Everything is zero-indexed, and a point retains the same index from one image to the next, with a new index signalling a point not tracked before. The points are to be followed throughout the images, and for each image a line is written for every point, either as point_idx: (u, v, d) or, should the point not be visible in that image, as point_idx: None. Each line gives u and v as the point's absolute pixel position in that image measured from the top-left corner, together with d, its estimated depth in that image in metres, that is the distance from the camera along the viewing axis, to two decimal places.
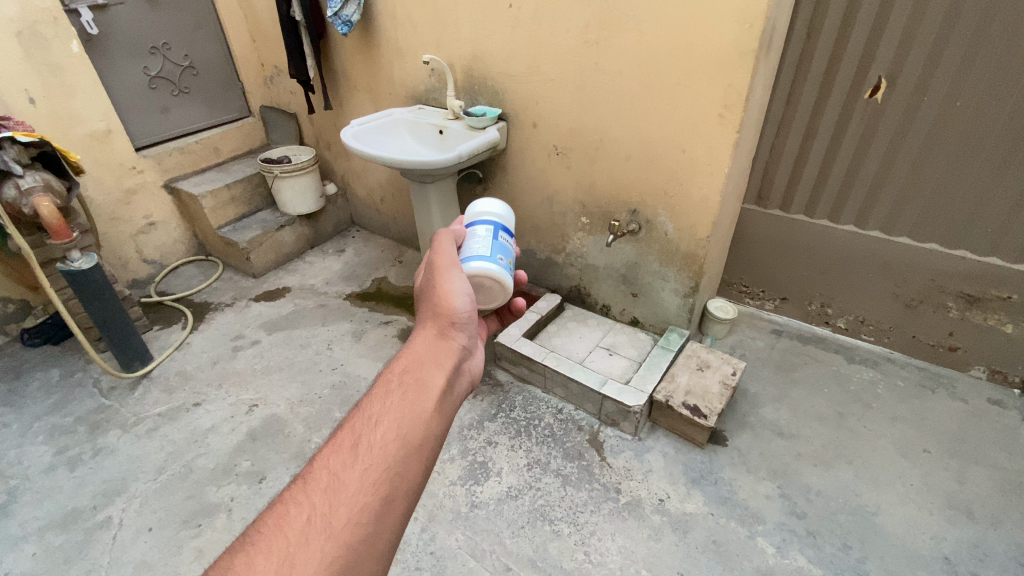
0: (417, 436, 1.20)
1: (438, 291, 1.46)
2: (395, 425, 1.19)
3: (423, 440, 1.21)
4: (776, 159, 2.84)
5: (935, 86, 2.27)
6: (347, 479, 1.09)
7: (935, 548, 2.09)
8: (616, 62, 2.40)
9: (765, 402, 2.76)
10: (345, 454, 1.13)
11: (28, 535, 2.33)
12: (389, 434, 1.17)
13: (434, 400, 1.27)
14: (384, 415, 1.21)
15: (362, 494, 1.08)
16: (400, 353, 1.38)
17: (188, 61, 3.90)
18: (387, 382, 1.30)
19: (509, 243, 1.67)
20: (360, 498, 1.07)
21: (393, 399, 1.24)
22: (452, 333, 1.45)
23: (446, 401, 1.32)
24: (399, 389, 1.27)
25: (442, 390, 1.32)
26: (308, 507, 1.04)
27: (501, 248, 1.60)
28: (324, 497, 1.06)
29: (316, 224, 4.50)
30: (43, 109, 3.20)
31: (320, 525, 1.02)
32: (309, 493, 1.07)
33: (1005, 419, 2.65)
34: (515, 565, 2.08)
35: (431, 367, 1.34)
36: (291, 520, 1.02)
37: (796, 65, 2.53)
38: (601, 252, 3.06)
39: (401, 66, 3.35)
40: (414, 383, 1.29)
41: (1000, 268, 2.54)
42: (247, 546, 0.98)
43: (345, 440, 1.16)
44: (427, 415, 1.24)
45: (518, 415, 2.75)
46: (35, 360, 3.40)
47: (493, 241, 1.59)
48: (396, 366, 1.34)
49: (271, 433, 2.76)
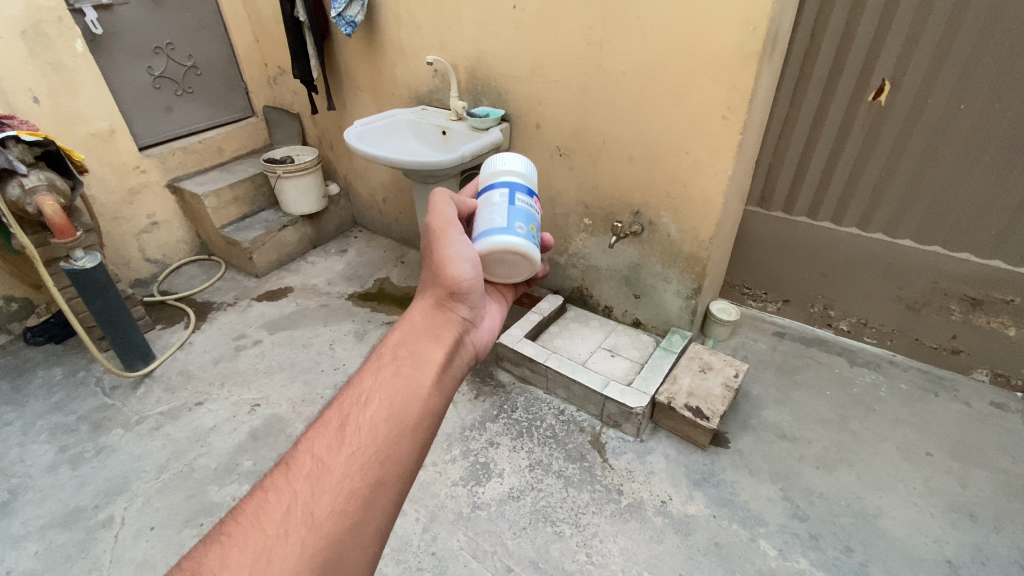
0: (408, 414, 1.21)
1: (433, 264, 1.43)
2: (385, 404, 1.20)
3: (415, 418, 1.21)
4: (779, 161, 2.84)
5: (940, 88, 2.27)
6: (331, 464, 1.10)
7: (938, 552, 2.09)
8: (619, 63, 2.40)
9: (767, 404, 2.76)
10: (331, 437, 1.14)
11: (31, 534, 2.33)
12: (378, 414, 1.18)
13: (426, 377, 1.28)
14: (371, 397, 1.21)
15: (347, 481, 1.08)
16: (395, 328, 1.39)
17: (192, 61, 3.91)
18: (375, 362, 1.30)
19: (530, 205, 1.54)
20: (344, 485, 1.07)
21: (384, 377, 1.25)
22: (449, 305, 1.45)
23: (440, 375, 1.32)
24: (387, 369, 1.27)
25: (434, 367, 1.31)
26: (290, 495, 1.05)
27: (523, 215, 1.48)
28: (306, 485, 1.06)
29: (319, 224, 4.50)
30: (47, 109, 3.21)
31: (300, 515, 1.02)
32: (290, 481, 1.08)
33: (1008, 422, 2.65)
34: (516, 567, 2.08)
35: (425, 342, 1.36)
36: (271, 510, 1.03)
37: (800, 67, 2.53)
38: (604, 253, 3.06)
39: (404, 67, 3.35)
40: (404, 362, 1.29)
41: (1004, 271, 2.53)
42: (224, 538, 0.99)
43: (332, 421, 1.17)
44: (416, 395, 1.24)
45: (520, 416, 2.75)
46: (37, 358, 3.41)
47: (510, 208, 1.47)
48: (386, 346, 1.35)
49: (273, 433, 2.77)
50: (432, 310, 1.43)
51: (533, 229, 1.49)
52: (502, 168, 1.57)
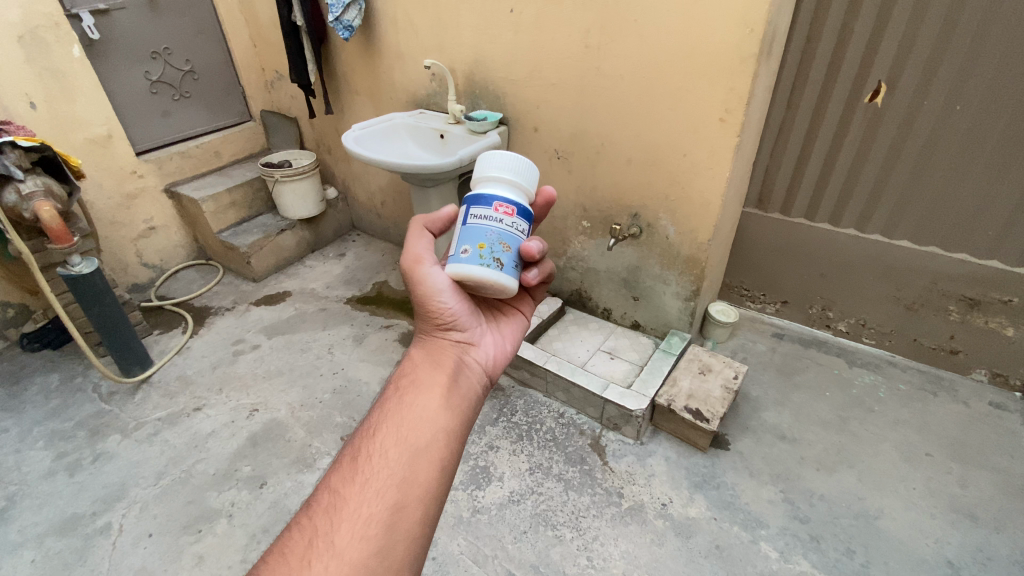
0: (418, 436, 1.20)
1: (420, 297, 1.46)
2: (392, 431, 1.21)
3: (427, 439, 1.20)
4: (776, 163, 2.84)
5: (936, 89, 2.28)
6: (347, 494, 1.10)
7: (939, 552, 2.09)
8: (617, 66, 2.40)
9: (767, 406, 2.76)
10: (344, 470, 1.15)
11: (28, 541, 2.32)
12: (386, 441, 1.19)
13: (430, 399, 1.28)
14: (378, 427, 1.23)
15: (364, 506, 1.08)
16: (399, 364, 1.42)
17: (189, 66, 3.91)
18: (381, 398, 1.33)
19: (490, 215, 1.32)
20: (361, 511, 1.07)
21: (388, 407, 1.27)
22: (445, 332, 1.47)
23: (447, 396, 1.32)
24: (390, 400, 1.30)
25: (436, 388, 1.32)
26: (310, 530, 1.06)
27: (474, 235, 1.32)
28: (325, 517, 1.07)
29: (317, 228, 4.50)
30: (44, 114, 3.20)
31: (322, 546, 1.02)
32: (311, 517, 1.09)
33: (1007, 422, 2.65)
34: (517, 571, 2.07)
35: (425, 370, 1.37)
36: (294, 546, 1.04)
37: (796, 69, 2.54)
38: (602, 256, 3.06)
39: (401, 71, 3.36)
40: (405, 390, 1.31)
41: (1001, 271, 2.54)
42: None
43: (345, 456, 1.19)
44: (421, 415, 1.24)
45: (520, 419, 2.74)
46: (34, 364, 3.39)
47: (465, 228, 1.34)
48: (388, 382, 1.38)
49: (271, 438, 2.75)
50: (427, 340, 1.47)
51: (487, 249, 1.30)
52: (476, 175, 1.40)
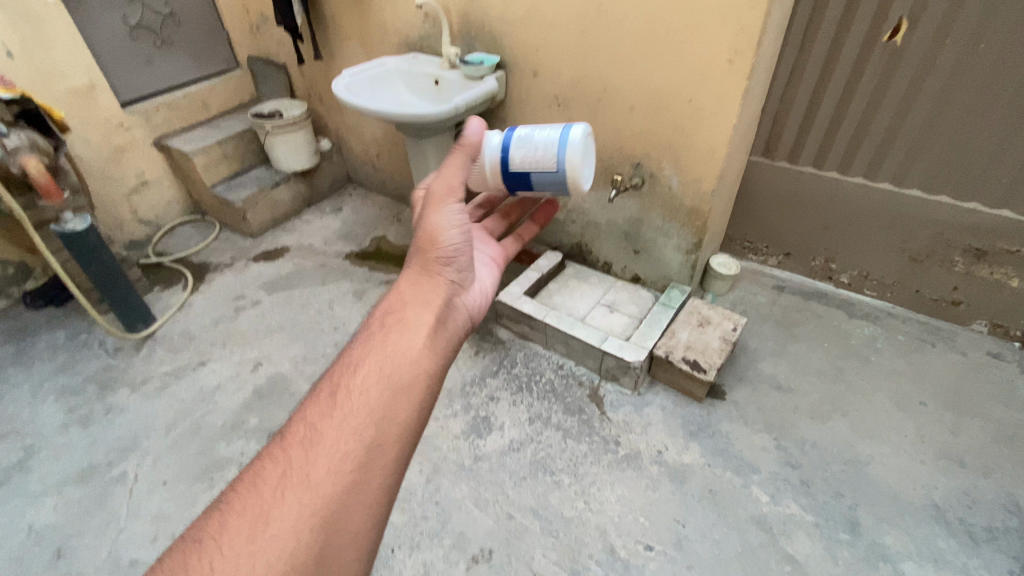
0: (401, 375, 1.21)
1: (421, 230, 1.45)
2: (374, 369, 1.22)
3: (408, 378, 1.22)
4: (786, 108, 2.72)
5: (960, 26, 2.13)
6: (323, 428, 1.11)
7: (926, 496, 2.16)
8: (620, 4, 2.25)
9: (764, 357, 2.78)
10: (321, 405, 1.16)
11: (48, 490, 2.41)
12: (368, 378, 1.20)
13: (414, 339, 1.28)
14: (360, 363, 1.23)
15: (341, 441, 1.09)
16: (386, 297, 1.41)
17: (169, 8, 3.65)
18: (365, 333, 1.33)
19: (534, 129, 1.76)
20: (339, 445, 1.09)
21: (372, 345, 1.27)
22: (439, 271, 1.45)
23: (431, 338, 1.32)
24: (375, 337, 1.29)
25: (423, 330, 1.31)
26: (284, 461, 1.07)
27: (556, 123, 1.66)
28: (302, 449, 1.08)
29: (312, 182, 4.40)
30: (22, 63, 3.07)
31: (297, 477, 1.04)
32: (286, 447, 1.09)
33: (1003, 372, 2.68)
34: (517, 513, 2.16)
35: (414, 309, 1.35)
36: (267, 476, 1.05)
37: (813, 5, 2.37)
38: (603, 208, 2.99)
39: (392, 11, 3.16)
40: (390, 330, 1.30)
41: (1010, 221, 2.49)
42: (223, 507, 1.01)
43: (324, 389, 1.19)
44: (402, 355, 1.25)
45: (519, 371, 2.78)
46: (39, 322, 3.42)
47: (538, 131, 1.65)
48: (374, 316, 1.37)
49: (277, 391, 2.81)
50: (418, 277, 1.43)
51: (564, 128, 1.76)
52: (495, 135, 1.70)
